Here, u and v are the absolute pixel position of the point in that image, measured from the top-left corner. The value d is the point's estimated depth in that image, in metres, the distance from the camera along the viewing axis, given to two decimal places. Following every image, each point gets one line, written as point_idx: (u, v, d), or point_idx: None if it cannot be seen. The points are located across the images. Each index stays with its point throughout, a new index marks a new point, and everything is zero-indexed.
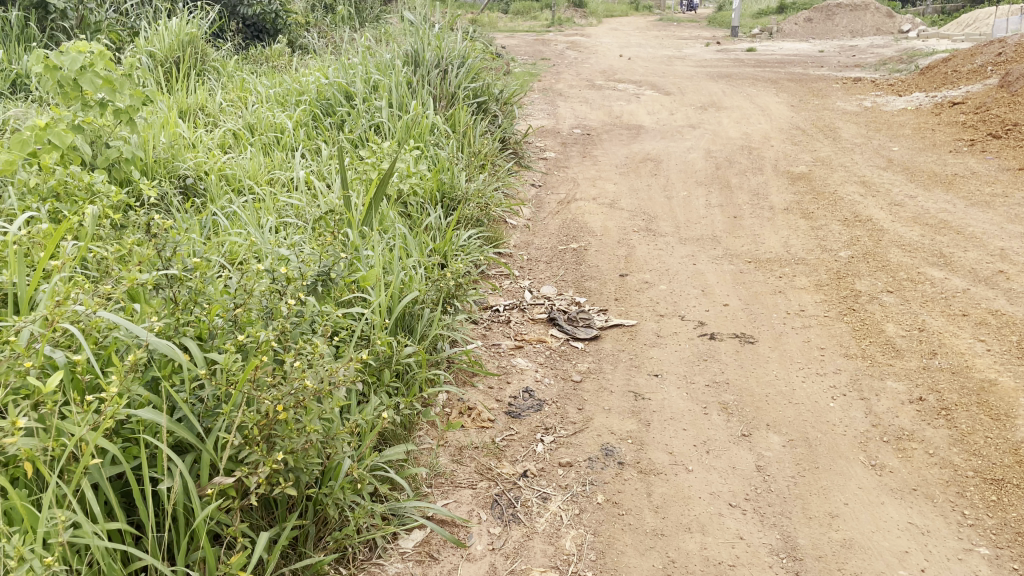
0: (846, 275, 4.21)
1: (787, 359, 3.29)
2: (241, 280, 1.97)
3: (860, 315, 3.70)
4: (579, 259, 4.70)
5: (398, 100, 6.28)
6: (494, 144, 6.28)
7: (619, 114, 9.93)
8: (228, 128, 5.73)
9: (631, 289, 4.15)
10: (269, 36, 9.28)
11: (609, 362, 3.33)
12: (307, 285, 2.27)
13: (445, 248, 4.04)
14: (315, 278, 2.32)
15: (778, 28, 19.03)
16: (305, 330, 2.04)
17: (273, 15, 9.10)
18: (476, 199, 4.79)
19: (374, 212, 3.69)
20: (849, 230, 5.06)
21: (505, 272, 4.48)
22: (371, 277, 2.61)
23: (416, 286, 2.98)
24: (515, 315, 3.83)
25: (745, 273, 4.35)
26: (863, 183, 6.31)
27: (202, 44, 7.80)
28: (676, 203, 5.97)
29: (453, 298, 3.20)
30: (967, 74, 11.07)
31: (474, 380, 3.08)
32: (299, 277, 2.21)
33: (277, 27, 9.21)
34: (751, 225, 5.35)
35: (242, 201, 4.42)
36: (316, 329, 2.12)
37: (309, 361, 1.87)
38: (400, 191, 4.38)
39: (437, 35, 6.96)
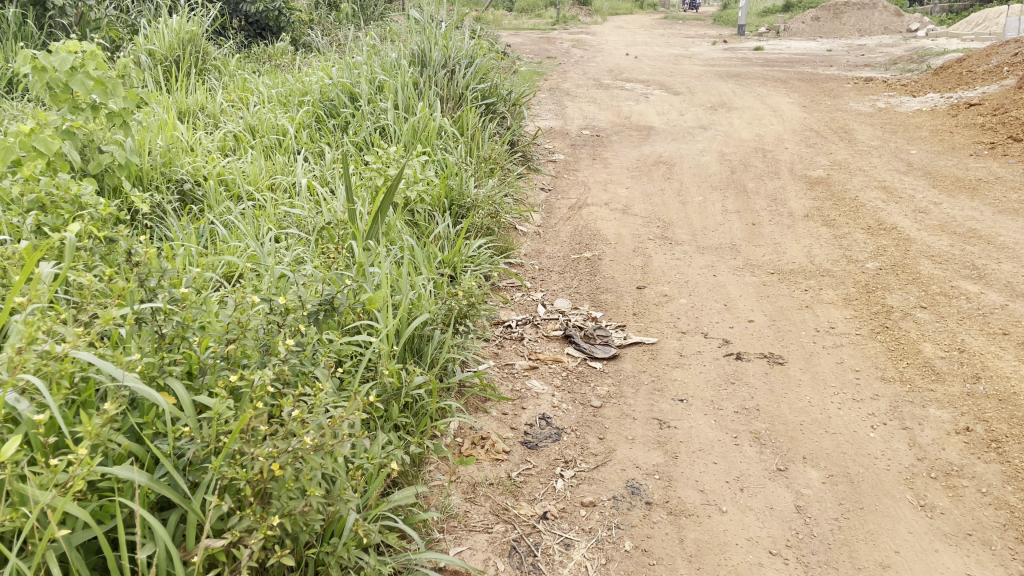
0: (876, 288, 4.01)
1: (819, 382, 3.09)
2: (234, 312, 1.78)
3: (895, 333, 3.49)
4: (593, 269, 4.50)
5: (404, 102, 6.08)
6: (503, 147, 6.08)
7: (628, 114, 9.73)
8: (228, 131, 5.54)
9: (649, 303, 3.94)
10: (272, 34, 9.09)
11: (630, 385, 3.13)
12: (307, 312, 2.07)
13: (454, 259, 3.85)
14: (317, 305, 2.11)
15: (786, 27, 18.81)
16: (305, 365, 1.84)
17: (276, 13, 8.91)
18: (486, 207, 4.60)
19: (379, 222, 3.48)
20: (874, 238, 4.85)
21: (517, 284, 4.27)
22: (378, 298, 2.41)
23: (426, 305, 2.79)
24: (528, 331, 3.63)
25: (769, 285, 4.14)
26: (884, 188, 6.10)
27: (203, 42, 7.61)
28: (691, 208, 5.76)
29: (465, 317, 3.01)
30: (983, 74, 10.85)
31: (486, 406, 2.89)
32: (299, 305, 2.00)
33: (280, 25, 9.02)
34: (770, 233, 5.14)
35: (242, 208, 4.25)
36: (317, 364, 1.92)
37: (310, 407, 1.67)
38: (407, 199, 4.19)
39: (444, 35, 6.76)
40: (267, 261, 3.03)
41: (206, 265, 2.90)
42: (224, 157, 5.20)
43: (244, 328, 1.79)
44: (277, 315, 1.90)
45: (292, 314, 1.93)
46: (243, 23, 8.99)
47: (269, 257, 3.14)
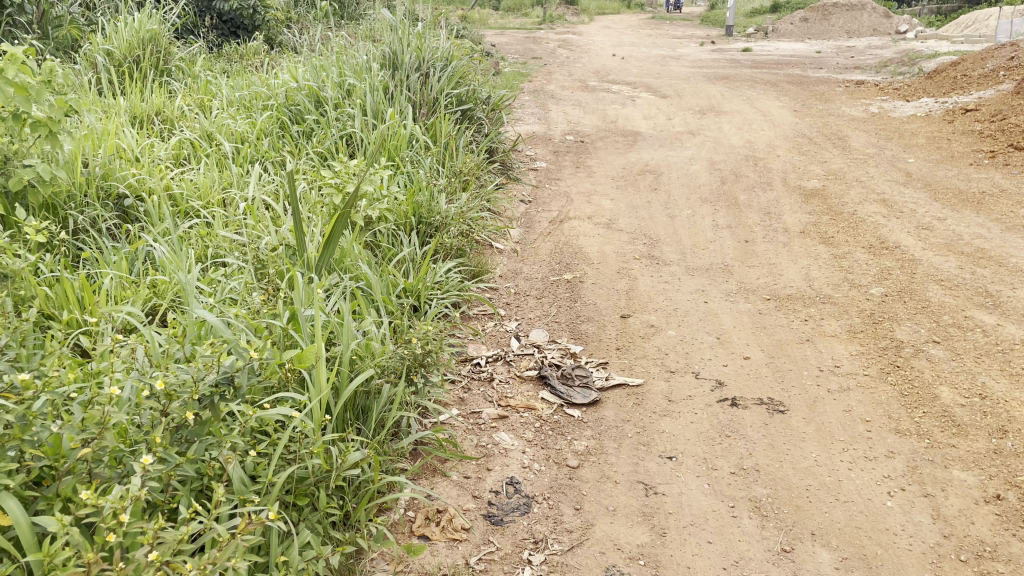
0: (882, 318, 3.65)
1: (826, 435, 2.72)
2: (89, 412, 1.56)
3: (907, 374, 3.13)
4: (574, 294, 4.13)
5: (373, 107, 5.68)
6: (479, 157, 5.71)
7: (614, 118, 9.37)
8: (184, 138, 5.18)
9: (634, 335, 3.57)
10: (247, 33, 8.69)
11: (612, 439, 2.75)
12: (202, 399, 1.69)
13: (417, 287, 3.48)
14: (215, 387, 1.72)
15: (773, 28, 18.56)
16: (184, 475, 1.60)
17: (251, 11, 8.48)
18: (456, 225, 4.22)
19: (331, 249, 3.11)
20: (877, 259, 4.51)
21: (489, 311, 3.87)
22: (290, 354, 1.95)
23: (374, 356, 2.42)
24: (499, 370, 3.25)
25: (765, 314, 3.79)
26: (883, 201, 5.76)
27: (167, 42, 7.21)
28: (680, 223, 5.41)
29: (420, 365, 2.60)
30: (978, 79, 10.56)
31: (446, 468, 2.50)
32: (185, 390, 1.66)
33: (254, 23, 8.59)
34: (765, 252, 4.78)
35: (186, 226, 3.89)
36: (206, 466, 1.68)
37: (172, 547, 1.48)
38: (368, 218, 3.81)
39: (419, 34, 6.34)
40: (197, 301, 2.66)
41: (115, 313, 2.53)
42: (175, 169, 4.83)
43: (104, 426, 1.56)
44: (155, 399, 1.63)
45: (174, 399, 1.65)
46: (215, 21, 8.58)
47: (202, 296, 2.77)
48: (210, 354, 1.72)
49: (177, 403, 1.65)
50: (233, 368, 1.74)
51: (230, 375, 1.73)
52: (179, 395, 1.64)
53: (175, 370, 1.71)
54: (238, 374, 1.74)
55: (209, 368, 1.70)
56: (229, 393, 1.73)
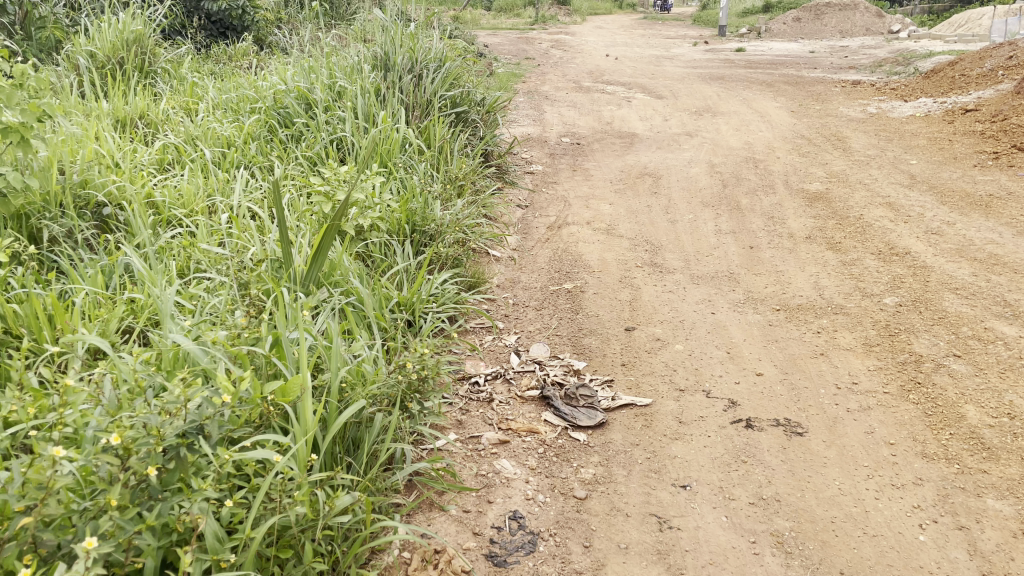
0: (899, 331, 3.50)
1: (849, 461, 2.56)
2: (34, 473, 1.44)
3: (929, 392, 2.97)
4: (575, 304, 3.96)
5: (364, 110, 5.50)
6: (474, 160, 5.53)
7: (609, 119, 9.21)
8: (169, 143, 5.03)
9: (640, 349, 3.40)
10: (236, 33, 8.50)
11: (621, 465, 2.58)
12: (166, 452, 1.57)
13: (411, 300, 3.30)
14: (180, 438, 1.60)
15: (767, 28, 18.46)
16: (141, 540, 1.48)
17: (240, 11, 8.28)
18: (452, 232, 4.04)
19: (320, 262, 2.94)
20: (887, 267, 4.35)
21: (487, 324, 3.69)
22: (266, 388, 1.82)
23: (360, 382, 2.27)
24: (499, 389, 3.07)
25: (776, 326, 3.62)
26: (889, 205, 5.61)
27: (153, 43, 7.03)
28: (682, 228, 5.24)
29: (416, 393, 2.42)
30: (976, 78, 10.44)
31: (444, 502, 2.33)
32: (144, 444, 1.54)
33: (244, 23, 8.40)
34: (771, 258, 4.62)
35: (167, 236, 3.75)
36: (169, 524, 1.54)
37: None
38: (359, 226, 3.64)
39: (411, 35, 6.16)
40: (174, 322, 2.49)
41: (79, 338, 2.37)
42: (156, 176, 4.67)
43: (48, 489, 1.44)
44: (114, 454, 1.52)
45: (133, 453, 1.53)
46: (204, 21, 8.39)
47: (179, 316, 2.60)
48: (175, 402, 1.62)
49: (137, 457, 1.53)
50: (200, 417, 1.64)
51: (197, 425, 1.62)
52: (139, 450, 1.53)
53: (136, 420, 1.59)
54: (206, 423, 1.64)
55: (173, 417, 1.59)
56: (197, 443, 1.62)
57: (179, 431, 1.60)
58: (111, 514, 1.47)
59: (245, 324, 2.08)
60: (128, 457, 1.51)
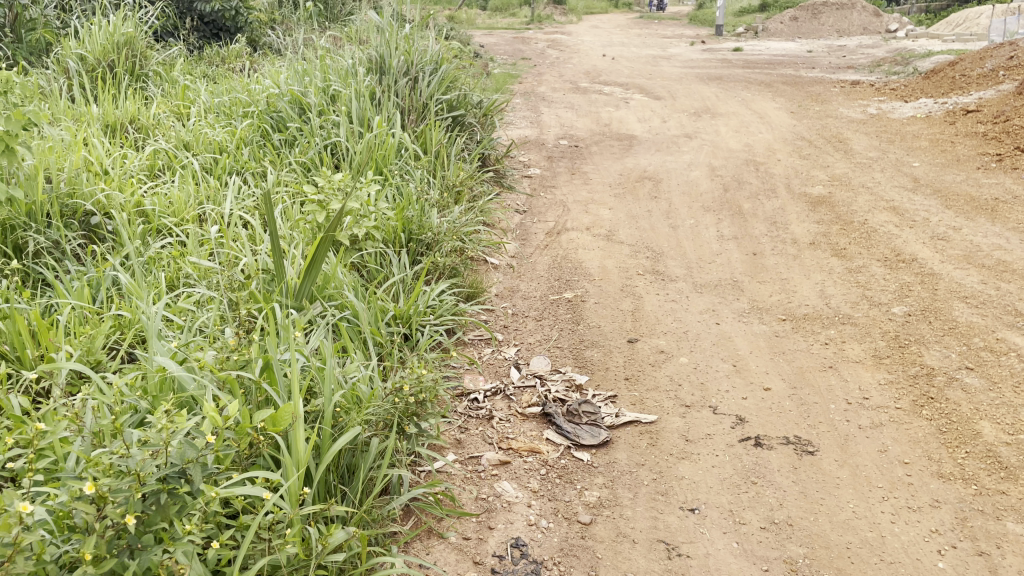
0: (909, 342, 3.41)
1: (862, 482, 2.48)
2: None
3: (943, 407, 2.89)
4: (576, 314, 3.86)
5: (358, 114, 5.39)
6: (471, 165, 5.44)
7: (607, 121, 9.12)
8: (159, 149, 4.94)
9: (643, 362, 3.30)
10: (229, 35, 8.40)
11: (627, 487, 2.49)
12: (144, 498, 1.47)
13: (408, 313, 3.21)
14: (159, 483, 1.50)
15: (764, 28, 18.39)
16: None
17: (233, 12, 8.16)
18: (449, 241, 3.95)
19: (314, 275, 2.84)
20: (894, 274, 4.26)
21: (485, 336, 3.59)
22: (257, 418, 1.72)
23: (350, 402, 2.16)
24: (499, 406, 2.98)
25: (783, 337, 3.54)
26: (893, 209, 5.52)
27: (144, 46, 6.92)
28: (683, 234, 5.16)
29: (412, 415, 2.33)
30: (977, 79, 10.37)
31: (443, 528, 2.24)
32: (119, 494, 1.44)
33: (238, 25, 8.28)
34: (775, 265, 4.53)
35: (157, 247, 3.67)
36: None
37: None
38: (354, 236, 3.55)
39: (407, 37, 6.05)
40: (160, 341, 2.41)
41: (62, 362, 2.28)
42: (147, 183, 4.57)
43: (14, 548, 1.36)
44: (88, 503, 1.43)
45: (109, 502, 1.43)
46: (197, 22, 8.27)
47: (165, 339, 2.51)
48: (156, 443, 1.52)
49: (113, 506, 1.43)
50: (183, 459, 1.54)
51: (178, 468, 1.52)
52: (115, 497, 1.44)
53: (113, 464, 1.50)
54: (189, 465, 1.54)
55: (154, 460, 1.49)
56: (178, 486, 1.52)
57: (160, 475, 1.50)
58: (85, 567, 1.39)
59: (236, 343, 1.98)
60: (103, 505, 1.42)
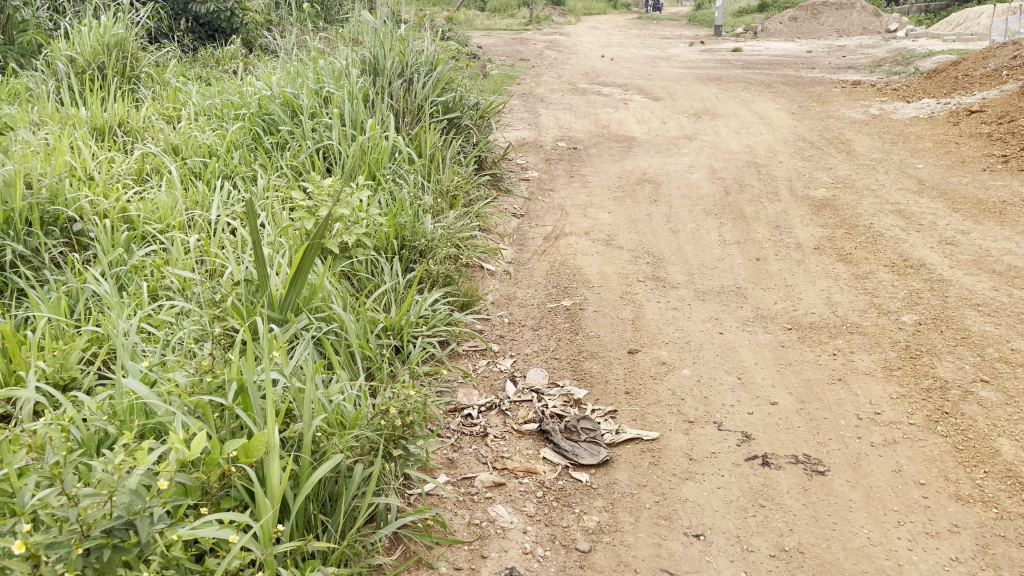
0: (920, 353, 3.28)
1: (877, 505, 2.35)
2: None
3: (958, 422, 2.76)
4: (574, 323, 3.73)
5: (351, 116, 5.26)
6: (466, 169, 5.31)
7: (606, 122, 8.99)
8: (147, 153, 4.82)
9: (644, 375, 3.17)
10: (225, 36, 8.28)
11: (628, 510, 2.36)
12: (84, 554, 1.39)
13: (399, 323, 3.09)
14: (103, 535, 1.40)
15: (763, 28, 18.28)
16: None
17: (229, 13, 8.03)
18: (444, 248, 3.82)
19: (299, 286, 2.73)
20: (902, 280, 4.14)
21: (481, 347, 3.46)
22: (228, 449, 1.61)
23: (332, 423, 2.03)
24: (494, 422, 2.85)
25: (789, 347, 3.41)
26: (899, 212, 5.40)
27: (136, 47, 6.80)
28: (684, 239, 5.03)
29: (399, 439, 2.19)
30: (979, 79, 10.25)
31: (433, 558, 2.11)
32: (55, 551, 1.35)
33: (233, 26, 8.16)
34: (779, 271, 4.41)
35: (141, 255, 3.56)
36: None
37: None
38: (344, 243, 3.43)
39: (402, 39, 5.92)
40: (134, 361, 2.29)
41: (30, 381, 2.19)
42: (132, 188, 4.46)
43: None
44: (24, 561, 1.34)
45: (46, 560, 1.35)
46: (192, 23, 8.16)
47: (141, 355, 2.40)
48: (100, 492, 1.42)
49: (50, 565, 1.34)
50: (128, 509, 1.45)
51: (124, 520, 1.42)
52: (52, 556, 1.35)
53: (54, 515, 1.40)
54: (136, 516, 1.44)
55: (97, 511, 1.41)
56: (126, 539, 1.42)
57: (104, 527, 1.41)
58: None
59: (212, 365, 1.85)
60: (39, 564, 1.34)
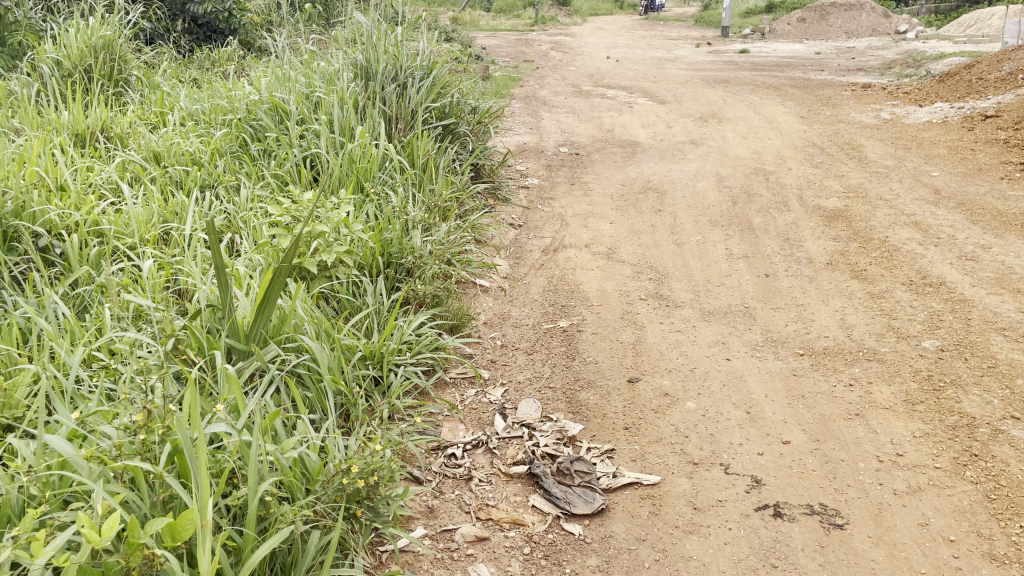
0: (944, 384, 3.04)
1: (902, 566, 2.12)
2: None
3: (990, 466, 2.52)
4: (571, 347, 3.49)
5: (341, 122, 5.02)
6: (462, 177, 5.08)
7: (610, 126, 8.75)
8: (127, 161, 4.61)
9: (645, 407, 2.93)
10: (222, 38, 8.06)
11: (626, 571, 2.13)
12: None
13: (379, 352, 2.87)
14: None
15: (770, 28, 18.01)
16: None
17: (227, 13, 7.81)
18: (432, 266, 3.59)
19: (266, 314, 2.52)
20: (921, 300, 3.89)
21: (470, 374, 3.22)
22: (149, 530, 1.39)
23: (286, 479, 1.83)
24: (480, 462, 2.61)
25: (801, 376, 3.17)
26: (915, 224, 5.15)
27: (129, 50, 6.61)
28: (689, 252, 4.79)
29: (366, 499, 1.97)
30: (994, 83, 9.97)
31: None
32: None
33: (231, 27, 7.92)
34: (790, 289, 4.16)
35: (108, 272, 3.36)
36: None
37: None
38: (323, 262, 3.22)
39: (397, 41, 5.67)
40: (76, 404, 2.09)
41: None
42: (109, 200, 4.26)
43: None
44: None
45: None
46: (188, 24, 7.93)
47: (87, 395, 2.20)
48: None
49: None
50: None
51: None
52: None
53: None
54: None
55: None
56: None
57: None
58: None
59: (145, 421, 1.63)
60: None
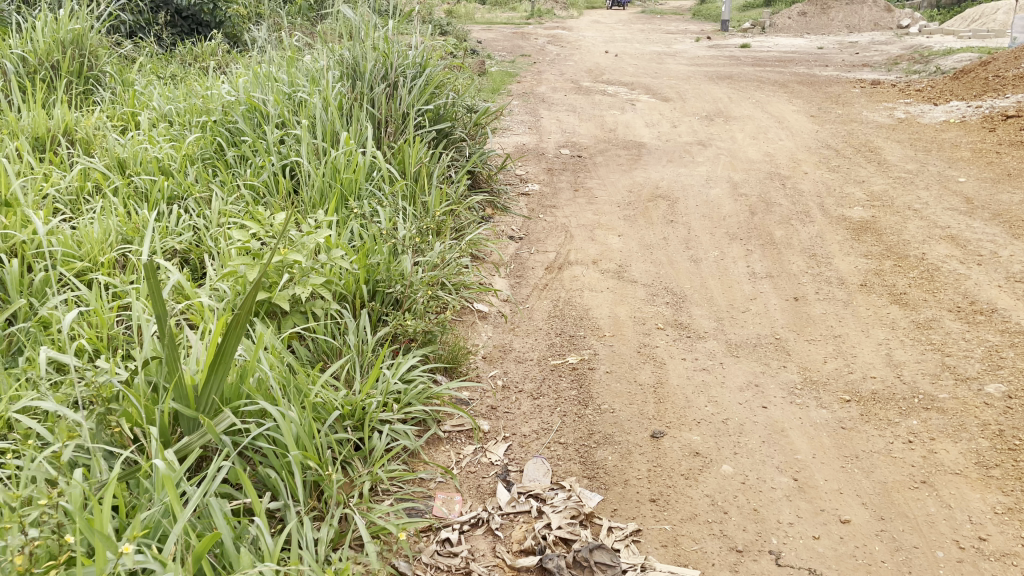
0: (1021, 441, 2.61)
1: None
2: None
3: None
4: (583, 391, 3.04)
5: (323, 126, 4.56)
6: (457, 189, 4.63)
7: (613, 125, 8.30)
8: (85, 168, 4.14)
9: (674, 472, 2.50)
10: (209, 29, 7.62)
11: None
12: None
13: (359, 409, 2.44)
14: None
15: (771, 22, 17.56)
16: None
17: (212, 5, 7.38)
18: (423, 296, 3.16)
19: (223, 372, 2.07)
20: (974, 332, 3.46)
21: (467, 427, 2.77)
22: None
23: None
24: (480, 549, 2.19)
25: (852, 429, 2.74)
26: (950, 239, 4.72)
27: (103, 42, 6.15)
28: (707, 270, 4.36)
29: None
30: (1011, 81, 9.51)
31: None
32: None
33: (216, 19, 7.48)
34: (823, 316, 3.73)
35: (51, 305, 2.93)
36: None
37: None
38: (295, 295, 2.79)
39: (386, 36, 5.20)
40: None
41: None
42: (64, 216, 3.81)
43: None
44: None
45: None
46: (172, 17, 7.34)
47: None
48: None
49: None
50: None
51: None
52: None
53: None
54: None
55: None
56: None
57: None
58: None
59: (27, 566, 1.47)
60: None
